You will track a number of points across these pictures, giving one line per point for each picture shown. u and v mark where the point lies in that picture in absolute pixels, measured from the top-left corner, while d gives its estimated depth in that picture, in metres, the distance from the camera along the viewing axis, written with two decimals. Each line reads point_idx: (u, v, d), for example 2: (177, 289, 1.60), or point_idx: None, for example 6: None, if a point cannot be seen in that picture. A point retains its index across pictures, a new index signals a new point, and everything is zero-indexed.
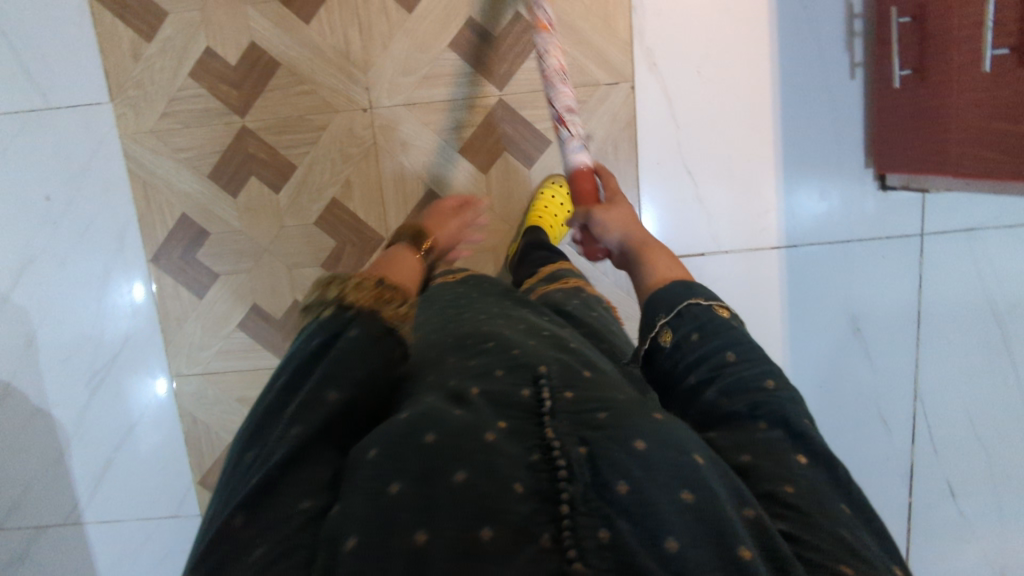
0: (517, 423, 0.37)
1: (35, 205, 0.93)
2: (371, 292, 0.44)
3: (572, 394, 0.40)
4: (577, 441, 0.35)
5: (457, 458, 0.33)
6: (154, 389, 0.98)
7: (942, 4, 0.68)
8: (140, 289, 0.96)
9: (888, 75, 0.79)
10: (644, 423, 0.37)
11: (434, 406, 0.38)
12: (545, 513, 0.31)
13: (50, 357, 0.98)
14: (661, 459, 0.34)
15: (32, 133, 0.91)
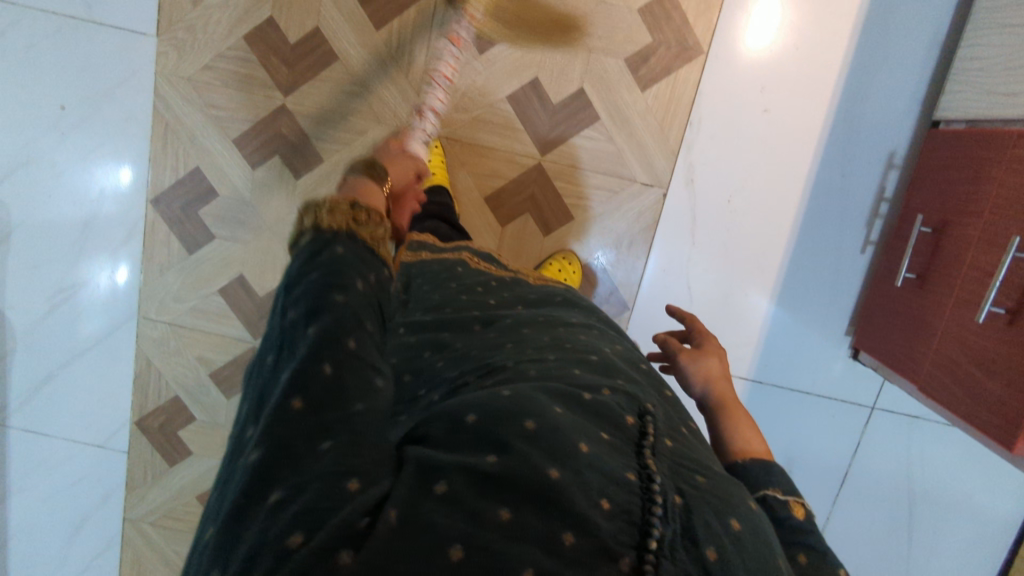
0: (619, 443, 0.36)
1: (47, 111, 0.90)
2: (348, 212, 0.36)
3: (670, 444, 0.39)
4: (674, 482, 0.34)
5: (560, 452, 0.32)
6: (116, 275, 0.96)
7: (961, 233, 0.73)
8: (127, 174, 0.92)
9: (894, 268, 0.84)
10: (739, 502, 0.36)
11: (531, 391, 0.37)
12: (629, 538, 0.30)
13: (20, 258, 0.95)
14: (745, 535, 0.33)
15: (65, 39, 0.87)
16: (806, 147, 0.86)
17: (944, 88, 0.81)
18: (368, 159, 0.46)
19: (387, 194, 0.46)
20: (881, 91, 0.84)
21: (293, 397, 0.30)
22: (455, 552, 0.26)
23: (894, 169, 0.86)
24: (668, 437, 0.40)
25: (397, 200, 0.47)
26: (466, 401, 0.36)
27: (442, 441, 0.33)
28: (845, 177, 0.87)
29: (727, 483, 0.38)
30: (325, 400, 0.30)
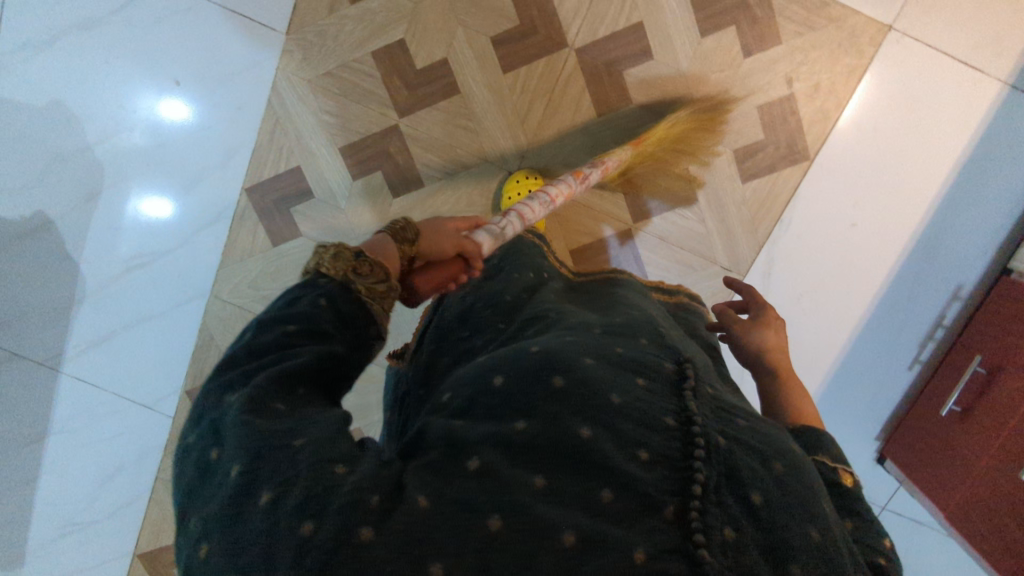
0: (657, 389, 0.40)
1: (163, 84, 0.92)
2: (350, 262, 0.40)
3: (707, 390, 0.43)
4: (711, 425, 0.38)
5: (593, 410, 0.36)
6: (155, 208, 0.96)
7: (1013, 384, 0.78)
8: (184, 109, 0.92)
9: (941, 394, 0.89)
10: (780, 450, 0.40)
11: (569, 354, 0.41)
12: (671, 484, 0.34)
13: (105, 218, 0.96)
14: (788, 478, 0.37)
15: (195, 20, 0.90)
16: (881, 263, 0.91)
17: None
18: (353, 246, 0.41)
19: (368, 285, 0.40)
20: (964, 227, 0.88)
21: (252, 415, 0.33)
22: (494, 521, 0.30)
23: (958, 300, 0.91)
24: (707, 387, 0.44)
25: (385, 287, 0.41)
26: (507, 359, 0.42)
27: (481, 405, 0.38)
28: (910, 298, 0.91)
29: (767, 431, 0.42)
30: (282, 415, 0.33)
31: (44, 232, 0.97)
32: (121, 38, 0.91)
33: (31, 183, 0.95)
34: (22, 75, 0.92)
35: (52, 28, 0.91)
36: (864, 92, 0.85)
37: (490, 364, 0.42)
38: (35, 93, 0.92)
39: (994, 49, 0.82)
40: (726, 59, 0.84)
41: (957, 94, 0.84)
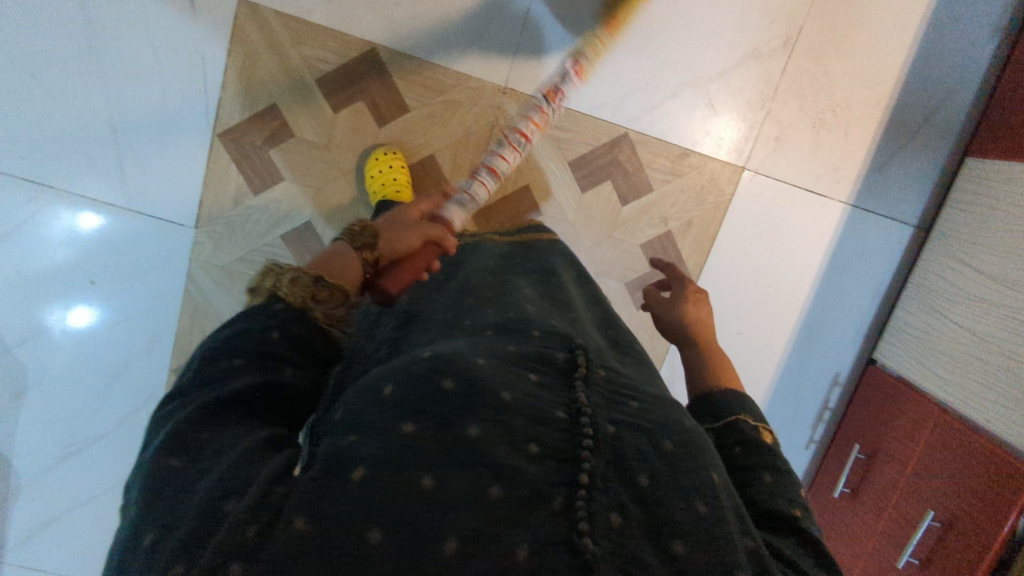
0: (551, 386, 0.42)
1: (78, 286, 0.92)
2: (307, 287, 0.42)
3: (601, 374, 0.46)
4: (597, 416, 0.39)
5: (486, 410, 0.37)
6: (75, 319, 0.93)
7: (886, 471, 0.90)
8: (86, 219, 0.90)
9: (834, 474, 1.00)
10: (671, 427, 0.41)
11: (465, 356, 0.42)
12: (562, 475, 0.34)
13: (31, 419, 0.94)
14: (673, 452, 0.39)
15: (104, 225, 0.91)
16: (772, 360, 0.99)
17: (884, 331, 0.98)
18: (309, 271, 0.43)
19: (327, 311, 0.42)
20: (834, 321, 0.99)
21: (171, 457, 0.33)
22: (374, 536, 0.30)
23: (838, 385, 1.02)
24: (600, 369, 0.47)
25: (343, 310, 0.43)
26: (406, 368, 0.40)
27: (372, 416, 0.36)
28: (799, 385, 1.01)
29: (660, 407, 0.43)
30: (218, 429, 0.35)
31: None
32: (18, 208, 0.89)
33: None
34: None
35: None
36: (731, 223, 0.94)
37: (388, 376, 0.41)
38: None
39: (834, 176, 0.93)
40: (604, 211, 0.93)
41: (809, 217, 0.94)
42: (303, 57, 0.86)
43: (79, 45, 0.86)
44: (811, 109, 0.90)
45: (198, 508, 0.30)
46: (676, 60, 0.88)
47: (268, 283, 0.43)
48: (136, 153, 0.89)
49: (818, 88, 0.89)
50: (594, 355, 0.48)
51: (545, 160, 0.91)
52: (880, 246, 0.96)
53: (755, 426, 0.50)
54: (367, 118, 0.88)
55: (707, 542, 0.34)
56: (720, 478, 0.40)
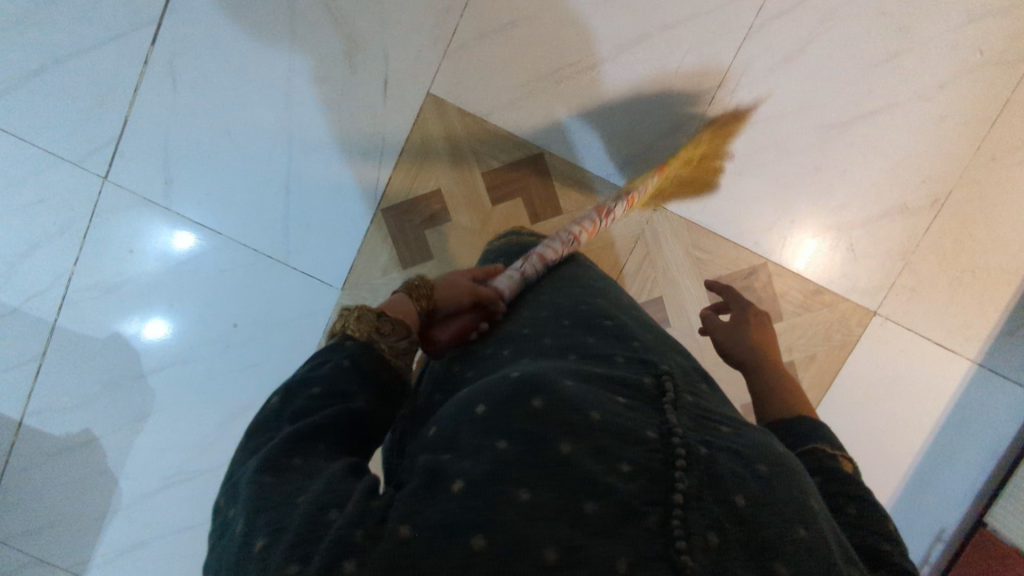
0: (639, 408, 0.40)
1: (220, 326, 0.96)
2: (371, 324, 0.47)
3: (689, 400, 0.42)
4: (690, 436, 0.38)
5: (574, 428, 0.36)
6: (153, 329, 0.96)
7: None
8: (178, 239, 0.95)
9: None
10: (765, 451, 0.39)
11: (550, 372, 0.40)
12: (651, 494, 0.33)
13: (147, 442, 0.96)
14: (771, 475, 0.37)
15: (258, 273, 0.96)
16: (877, 504, 0.98)
17: (997, 497, 0.96)
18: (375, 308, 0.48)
19: (391, 341, 0.47)
20: (944, 476, 0.98)
21: (263, 476, 0.35)
22: (478, 542, 0.30)
23: (940, 542, 0.98)
24: (689, 394, 0.43)
25: (404, 343, 0.48)
26: (486, 387, 0.40)
27: (464, 434, 0.36)
28: (900, 538, 0.98)
29: (749, 433, 0.41)
30: (285, 475, 0.35)
31: (89, 446, 0.95)
32: (123, 221, 0.95)
33: (81, 404, 0.95)
34: (83, 314, 0.95)
35: (123, 270, 0.95)
36: (854, 362, 0.96)
37: (475, 392, 0.40)
38: (94, 327, 0.95)
39: (963, 334, 0.94)
40: None
41: (933, 369, 0.95)
42: (473, 150, 0.93)
43: (276, 110, 0.94)
44: (951, 268, 0.92)
45: (297, 530, 0.31)
46: (823, 202, 0.92)
47: (336, 324, 0.47)
48: (301, 213, 0.95)
49: (961, 249, 0.92)
50: (681, 377, 0.45)
51: (683, 277, 0.93)
52: (998, 412, 0.96)
53: (833, 456, 0.49)
54: (521, 214, 0.93)
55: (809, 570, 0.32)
56: (819, 503, 0.38)
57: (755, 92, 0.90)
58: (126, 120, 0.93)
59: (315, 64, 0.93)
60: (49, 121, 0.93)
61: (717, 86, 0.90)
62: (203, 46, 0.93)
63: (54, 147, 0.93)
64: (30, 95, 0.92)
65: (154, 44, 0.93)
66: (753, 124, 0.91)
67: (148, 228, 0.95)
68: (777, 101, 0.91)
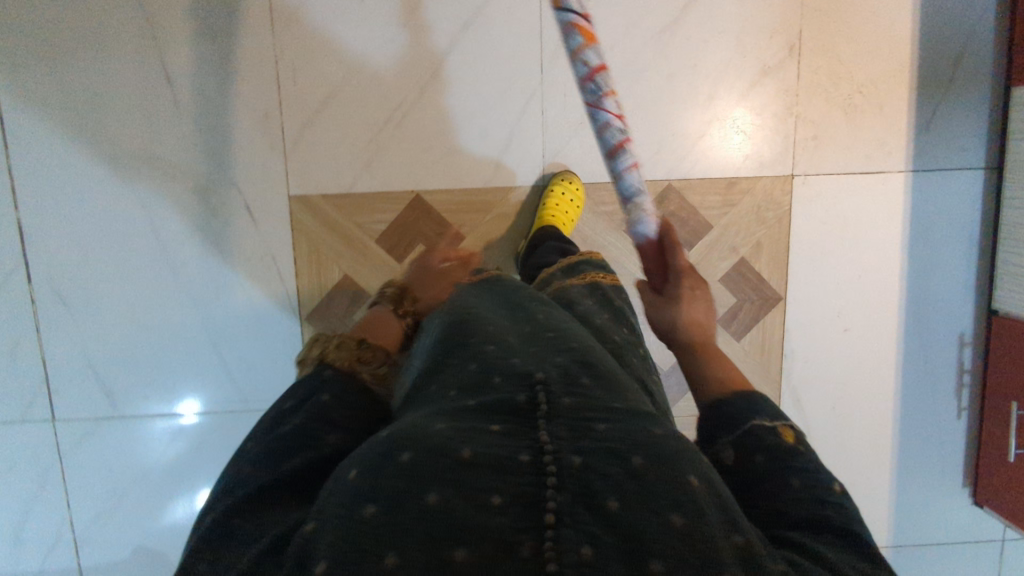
0: (513, 429, 0.41)
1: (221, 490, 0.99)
2: (351, 349, 0.52)
3: (566, 402, 0.43)
4: (564, 446, 0.39)
5: (444, 477, 0.37)
6: (174, 515, 0.99)
7: None
8: (146, 435, 0.97)
9: (1000, 437, 0.95)
10: (644, 439, 0.40)
11: (420, 424, 0.41)
12: (524, 523, 0.34)
13: None
14: (646, 466, 0.38)
15: (228, 429, 0.98)
16: (887, 343, 0.98)
17: (995, 282, 0.94)
18: (353, 337, 0.54)
19: (372, 369, 0.52)
20: (937, 287, 0.97)
21: (199, 562, 0.39)
22: None
23: (967, 345, 0.98)
24: (568, 393, 0.44)
25: (384, 367, 0.53)
26: (359, 454, 0.40)
27: (334, 503, 0.37)
28: (925, 356, 0.99)
29: (633, 420, 0.43)
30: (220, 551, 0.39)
31: None
32: (94, 448, 0.97)
33: None
34: (100, 539, 0.99)
35: (114, 487, 0.98)
36: (799, 230, 0.94)
37: (350, 460, 0.41)
38: (117, 544, 0.99)
39: (884, 152, 0.92)
40: None
41: (873, 196, 0.94)
42: (359, 224, 0.92)
43: (169, 283, 0.93)
44: (838, 99, 0.91)
45: None
46: (693, 101, 0.90)
47: (314, 350, 0.52)
48: (240, 359, 0.96)
49: (838, 77, 0.90)
50: (559, 376, 0.46)
51: (602, 234, 0.94)
52: (954, 204, 0.94)
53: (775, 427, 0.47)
54: None
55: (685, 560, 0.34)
56: (707, 479, 0.39)
57: None
58: (45, 362, 0.94)
59: (180, 224, 0.92)
60: None
61: (540, 50, 0.89)
62: (73, 262, 0.92)
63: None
64: None
65: (31, 285, 0.93)
66: (593, 67, 0.89)
67: (113, 441, 0.97)
68: (604, 34, 0.88)
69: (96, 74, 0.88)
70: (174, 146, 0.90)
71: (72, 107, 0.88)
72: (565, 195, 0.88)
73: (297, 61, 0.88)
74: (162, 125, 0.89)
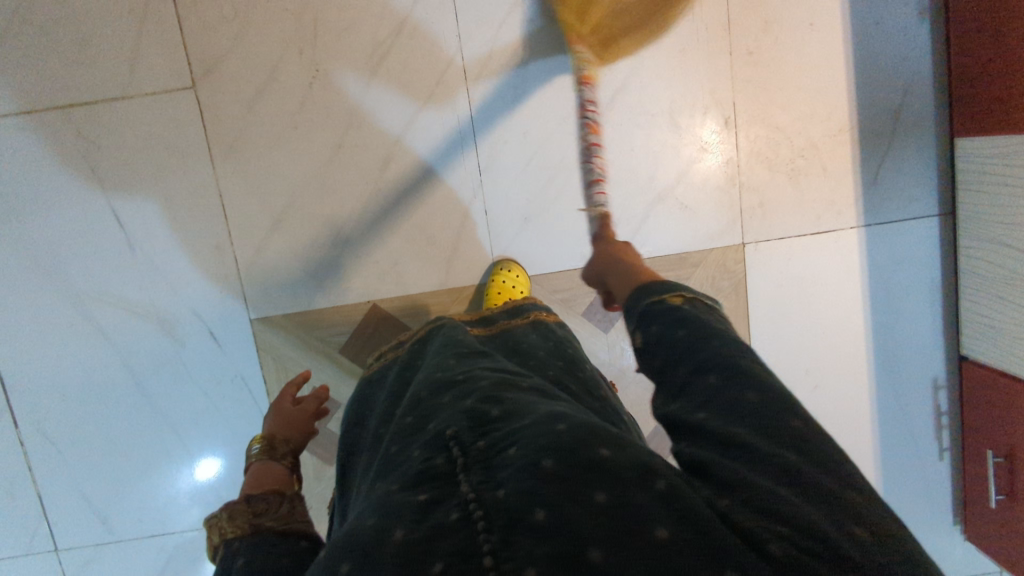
0: (438, 492, 0.39)
1: None
2: (242, 514, 0.50)
3: (481, 447, 0.41)
4: (486, 494, 0.37)
5: (376, 560, 0.34)
6: None
7: None
8: (143, 558, 1.00)
9: (981, 480, 0.94)
10: (550, 439, 0.39)
11: (351, 522, 0.39)
12: (471, 574, 0.32)
13: None
14: (557, 463, 0.37)
15: None
16: (860, 393, 0.97)
17: (960, 325, 0.93)
18: (239, 500, 0.52)
19: (275, 515, 0.51)
20: (905, 334, 0.96)
21: None
22: None
23: (941, 388, 0.97)
24: (479, 436, 0.43)
25: (282, 509, 0.52)
26: (307, 573, 0.37)
27: None
28: (899, 402, 0.98)
29: (538, 427, 0.41)
30: None
31: None
32: (97, 574, 1.00)
33: None
34: None
35: None
36: (758, 295, 0.93)
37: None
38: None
39: (834, 210, 0.92)
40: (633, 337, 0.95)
41: (827, 258, 0.93)
42: (321, 339, 0.93)
43: (146, 414, 0.96)
44: (780, 164, 0.90)
45: None
46: (634, 183, 0.90)
47: (215, 536, 0.49)
48: (224, 477, 0.99)
49: (776, 144, 0.89)
50: (468, 424, 0.44)
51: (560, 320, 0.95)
52: (912, 252, 0.93)
53: (663, 300, 0.49)
54: None
55: (620, 528, 0.33)
56: (617, 449, 0.39)
57: (511, 137, 0.88)
58: (40, 499, 0.97)
59: (150, 358, 0.94)
60: None
61: (476, 155, 0.88)
62: (52, 403, 0.95)
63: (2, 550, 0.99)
64: None
65: (19, 428, 0.95)
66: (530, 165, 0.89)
67: (115, 565, 1.00)
68: (537, 130, 0.88)
69: (53, 224, 0.90)
70: (134, 284, 0.92)
71: (31, 261, 0.91)
72: (508, 285, 0.87)
73: (239, 194, 0.89)
74: (119, 268, 0.91)
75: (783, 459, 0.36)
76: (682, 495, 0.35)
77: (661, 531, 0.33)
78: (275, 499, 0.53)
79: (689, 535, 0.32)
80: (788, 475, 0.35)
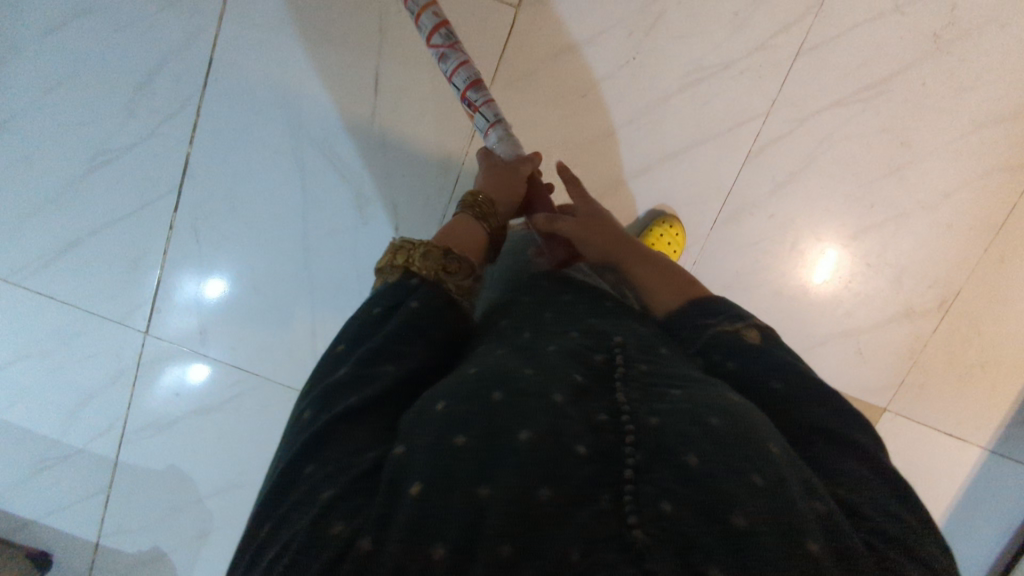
0: (595, 393, 0.46)
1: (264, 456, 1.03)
2: (437, 260, 0.55)
3: (639, 375, 0.49)
4: (640, 416, 0.44)
5: (534, 417, 0.41)
6: (207, 458, 1.02)
7: None
8: (220, 382, 1.01)
9: None
10: (716, 406, 0.44)
11: (509, 369, 0.47)
12: (604, 477, 0.39)
13: (208, 561, 1.05)
14: (718, 428, 0.42)
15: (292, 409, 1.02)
16: None
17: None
18: (437, 245, 0.56)
19: (455, 282, 0.55)
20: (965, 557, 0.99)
21: (284, 492, 0.39)
22: (438, 552, 0.33)
23: None
24: (639, 370, 0.50)
25: (465, 279, 0.56)
26: (446, 388, 0.44)
27: (422, 428, 0.40)
28: None
29: (703, 390, 0.46)
30: (316, 460, 0.40)
31: (157, 561, 1.04)
32: (167, 372, 1.00)
33: (142, 531, 1.03)
34: (135, 450, 1.01)
35: (168, 411, 1.01)
36: None
37: (433, 392, 0.44)
38: (150, 458, 1.02)
39: (975, 425, 0.95)
40: None
41: (947, 461, 0.96)
42: None
43: (296, 262, 0.97)
44: (958, 363, 0.93)
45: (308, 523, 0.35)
46: (832, 308, 0.93)
47: (399, 258, 0.55)
48: None
49: (969, 344, 0.92)
50: (633, 355, 0.51)
51: None
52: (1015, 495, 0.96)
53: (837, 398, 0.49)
54: None
55: (750, 502, 0.37)
56: (783, 454, 0.41)
57: (756, 214, 0.89)
58: (158, 282, 0.97)
59: (327, 217, 0.95)
60: (89, 282, 0.97)
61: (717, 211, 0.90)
62: (219, 206, 0.95)
63: (95, 307, 0.98)
64: (67, 265, 0.96)
65: (176, 211, 0.95)
66: (756, 245, 0.90)
67: (187, 372, 1.00)
68: (781, 220, 0.90)
69: (315, 56, 0.89)
70: (354, 146, 0.92)
71: (274, 77, 0.90)
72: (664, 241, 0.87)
73: None
74: (349, 126, 0.91)
75: (893, 522, 0.40)
76: (832, 521, 0.38)
77: (811, 547, 0.35)
78: (466, 267, 0.57)
79: (828, 559, 0.35)
80: (914, 546, 0.38)
